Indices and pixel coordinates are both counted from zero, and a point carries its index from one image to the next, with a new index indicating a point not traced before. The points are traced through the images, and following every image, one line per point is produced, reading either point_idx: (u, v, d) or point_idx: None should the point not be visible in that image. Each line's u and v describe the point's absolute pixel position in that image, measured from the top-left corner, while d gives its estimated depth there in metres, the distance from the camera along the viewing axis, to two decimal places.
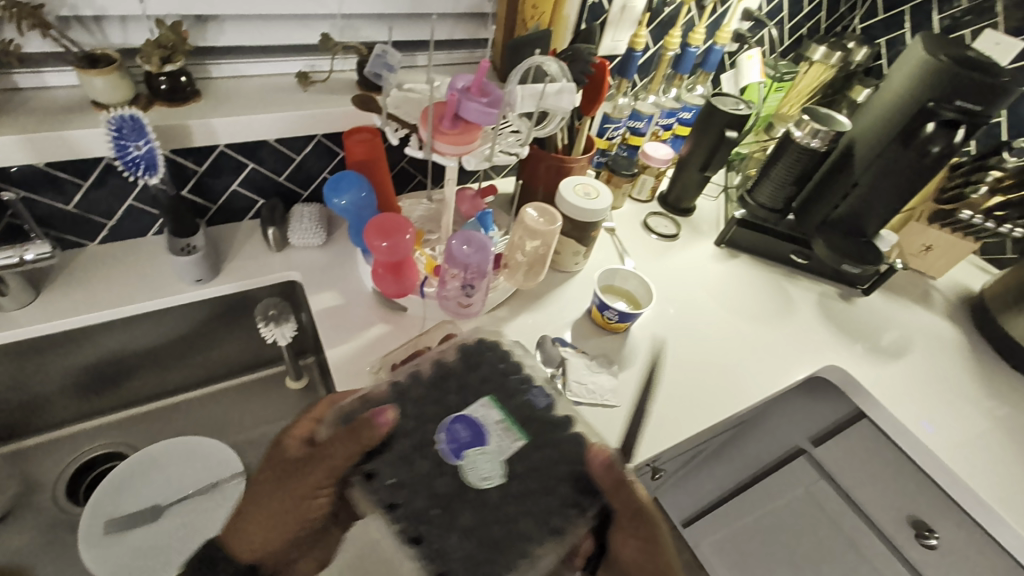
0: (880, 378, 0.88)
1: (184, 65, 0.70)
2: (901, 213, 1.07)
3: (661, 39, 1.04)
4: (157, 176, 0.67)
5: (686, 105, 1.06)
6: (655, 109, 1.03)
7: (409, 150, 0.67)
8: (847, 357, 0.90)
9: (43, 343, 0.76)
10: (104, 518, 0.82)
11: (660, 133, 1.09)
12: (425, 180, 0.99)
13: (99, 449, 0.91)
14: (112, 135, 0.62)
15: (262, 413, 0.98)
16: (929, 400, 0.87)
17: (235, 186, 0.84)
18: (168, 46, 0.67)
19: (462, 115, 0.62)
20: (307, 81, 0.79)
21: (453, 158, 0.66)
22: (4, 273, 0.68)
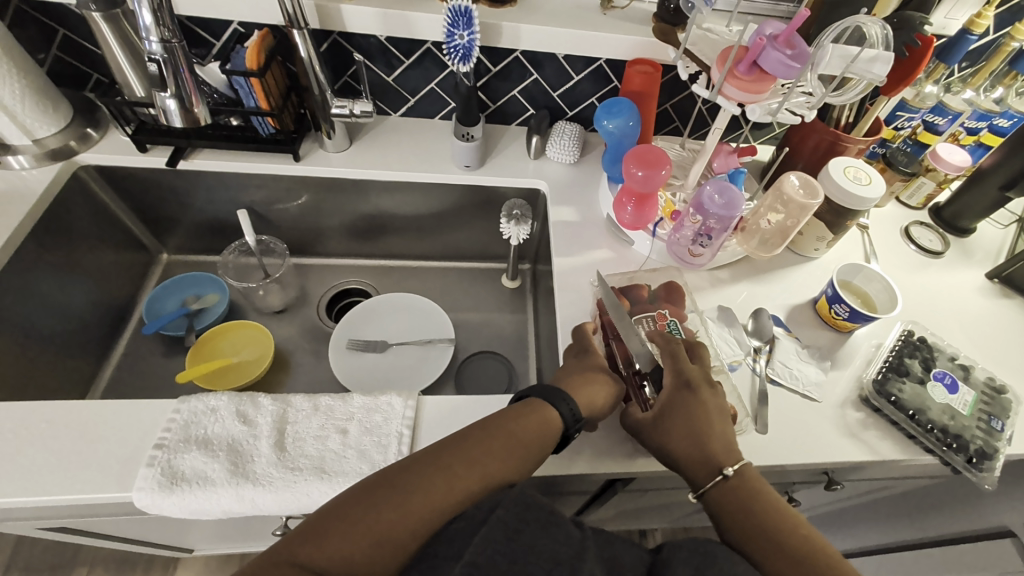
0: (868, 344, 0.86)
1: (218, 123, 0.86)
2: (926, 158, 0.99)
3: (1007, 26, 0.93)
4: (247, 213, 0.92)
5: (1010, 110, 0.95)
6: (967, 106, 0.95)
7: (362, 104, 0.84)
8: (863, 332, 0.87)
9: (221, 225, 1.00)
10: (346, 336, 1.00)
11: (960, 136, 1.00)
12: (402, 92, 0.94)
13: (351, 282, 1.10)
14: (229, 165, 0.89)
15: (468, 299, 1.11)
16: (1014, 377, 0.85)
17: (432, 84, 0.92)
18: (191, 29, 0.80)
19: (241, 54, 0.76)
20: (299, 157, 0.89)
21: (737, 105, 0.70)
22: (336, 119, 0.86)
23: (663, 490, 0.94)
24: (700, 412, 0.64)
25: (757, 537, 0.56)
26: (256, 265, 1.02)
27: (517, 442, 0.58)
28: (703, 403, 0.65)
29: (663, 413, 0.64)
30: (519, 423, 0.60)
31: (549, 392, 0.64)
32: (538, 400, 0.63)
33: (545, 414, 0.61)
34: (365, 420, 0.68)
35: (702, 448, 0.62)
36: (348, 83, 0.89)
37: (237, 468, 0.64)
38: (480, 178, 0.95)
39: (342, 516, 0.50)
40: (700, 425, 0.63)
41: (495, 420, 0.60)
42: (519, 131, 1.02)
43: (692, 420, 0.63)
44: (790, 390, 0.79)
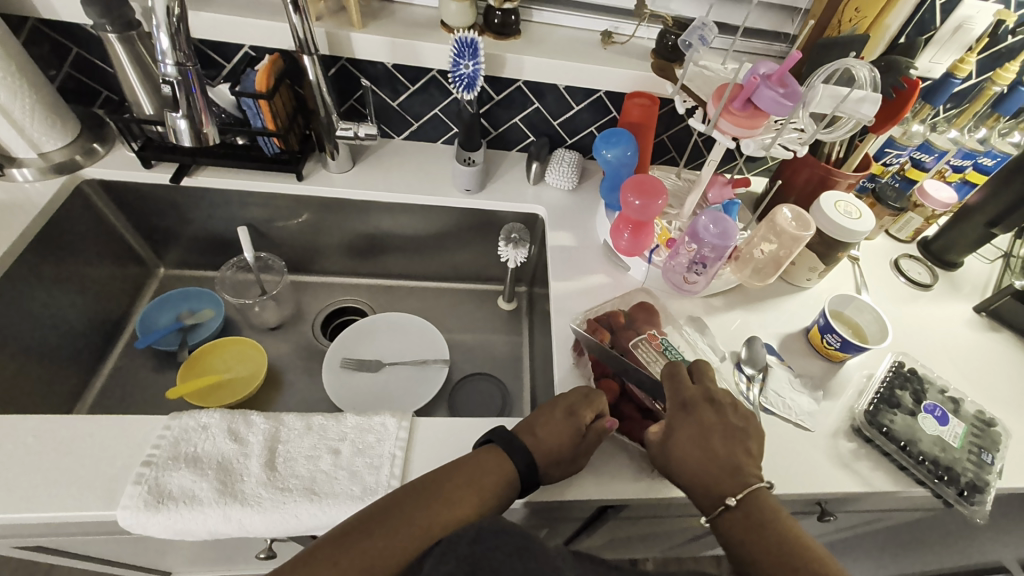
0: (859, 375, 0.87)
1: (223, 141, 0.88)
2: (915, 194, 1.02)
3: (989, 71, 0.97)
4: (247, 230, 0.93)
5: (993, 150, 0.99)
6: (953, 145, 0.98)
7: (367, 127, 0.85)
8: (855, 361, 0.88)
9: (220, 241, 1.00)
10: (340, 354, 1.00)
11: (947, 173, 1.04)
12: (406, 117, 0.96)
13: (348, 300, 1.10)
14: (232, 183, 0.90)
15: (464, 320, 1.11)
16: (1004, 410, 0.86)
17: (436, 110, 0.94)
18: (203, 51, 0.82)
19: (251, 76, 0.78)
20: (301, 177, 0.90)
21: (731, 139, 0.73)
22: (341, 140, 0.87)
23: (655, 518, 0.93)
24: (708, 429, 0.64)
25: (767, 564, 0.55)
26: (253, 281, 1.02)
27: (478, 488, 0.57)
28: (714, 427, 0.64)
29: (671, 434, 0.65)
30: (484, 468, 0.59)
31: (508, 437, 0.63)
32: (498, 447, 0.62)
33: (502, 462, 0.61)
34: (359, 441, 0.68)
35: (710, 472, 0.61)
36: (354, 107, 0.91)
37: (225, 488, 0.63)
38: (480, 201, 0.97)
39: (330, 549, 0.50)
40: (708, 445, 0.63)
41: (460, 465, 0.59)
42: (519, 157, 1.04)
43: (699, 436, 0.63)
44: (782, 418, 0.80)
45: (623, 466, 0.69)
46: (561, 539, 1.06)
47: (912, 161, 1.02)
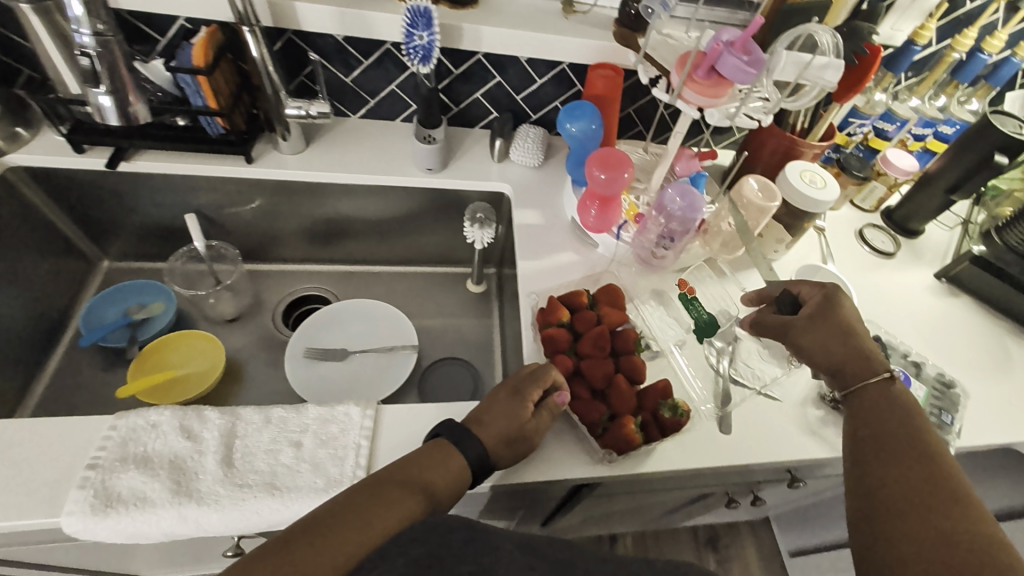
0: None
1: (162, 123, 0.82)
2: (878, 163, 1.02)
3: (948, 38, 0.97)
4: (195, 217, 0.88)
5: (953, 118, 1.00)
6: (914, 114, 0.99)
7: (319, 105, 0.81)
8: None
9: (169, 230, 0.95)
10: (304, 344, 0.97)
11: (909, 142, 1.03)
12: (361, 93, 0.91)
13: (311, 288, 1.06)
14: (174, 168, 0.84)
15: (432, 305, 1.08)
16: (962, 373, 0.88)
17: (392, 86, 0.90)
18: (133, 24, 0.76)
19: (185, 50, 0.73)
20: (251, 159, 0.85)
21: (695, 108, 0.70)
22: (291, 119, 0.83)
23: (630, 493, 0.93)
24: (854, 328, 0.64)
25: (900, 433, 0.55)
26: (206, 271, 0.97)
27: (427, 482, 0.54)
28: (842, 329, 0.64)
29: (821, 318, 0.65)
30: (423, 464, 0.55)
31: (457, 432, 0.59)
32: (445, 441, 0.59)
33: (448, 458, 0.57)
34: (320, 432, 0.65)
35: (866, 357, 0.62)
36: (303, 83, 0.86)
37: (179, 487, 0.60)
38: (443, 181, 0.93)
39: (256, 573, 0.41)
40: (852, 329, 0.64)
41: (391, 474, 0.53)
42: (482, 134, 1.01)
43: (841, 327, 0.64)
44: (749, 387, 0.78)
45: (587, 449, 0.67)
46: (538, 519, 1.06)
47: (875, 130, 1.03)
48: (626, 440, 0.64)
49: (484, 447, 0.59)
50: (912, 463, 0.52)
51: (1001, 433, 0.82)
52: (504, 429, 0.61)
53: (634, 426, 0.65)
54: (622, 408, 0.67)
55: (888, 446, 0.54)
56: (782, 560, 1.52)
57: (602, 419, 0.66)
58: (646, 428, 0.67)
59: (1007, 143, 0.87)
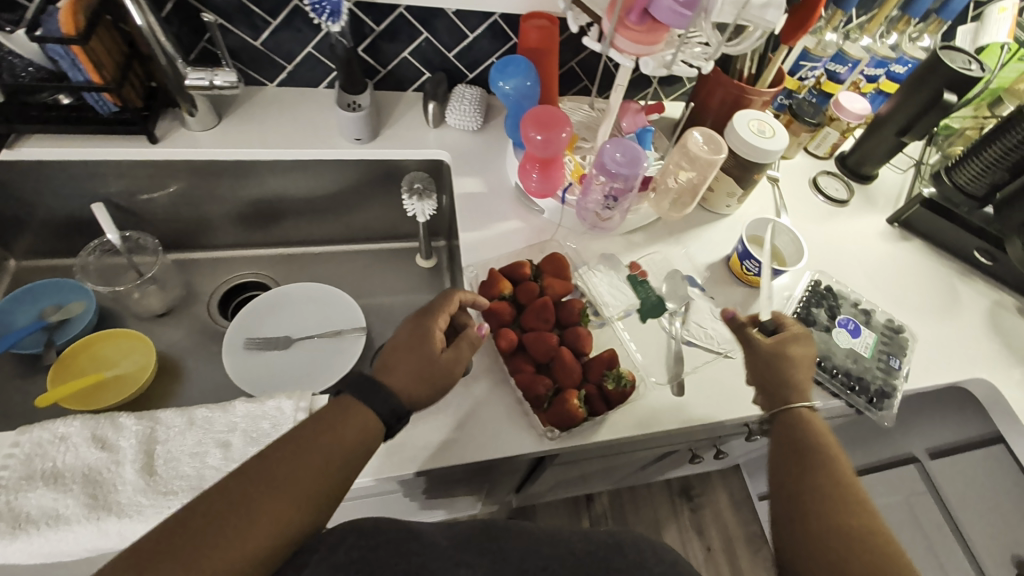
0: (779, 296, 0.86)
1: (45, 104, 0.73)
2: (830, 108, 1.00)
3: None
4: (102, 206, 0.80)
5: (904, 56, 0.97)
6: (865, 54, 0.95)
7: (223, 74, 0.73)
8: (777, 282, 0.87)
9: (78, 223, 0.87)
10: (243, 334, 0.91)
11: (861, 84, 1.02)
12: (273, 59, 0.83)
13: (247, 274, 1.00)
14: (67, 154, 0.76)
15: (381, 283, 1.03)
16: (912, 316, 0.88)
17: (308, 49, 0.82)
18: None
19: (51, 15, 0.64)
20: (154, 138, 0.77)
21: (631, 58, 0.65)
22: (194, 91, 0.75)
23: (593, 460, 0.92)
24: (791, 357, 0.66)
25: (815, 458, 0.57)
26: (127, 264, 0.90)
27: (329, 450, 0.49)
28: (788, 349, 0.66)
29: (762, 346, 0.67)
30: (332, 424, 0.51)
31: (364, 384, 0.54)
32: (348, 397, 0.53)
33: (350, 414, 0.52)
34: (248, 430, 0.61)
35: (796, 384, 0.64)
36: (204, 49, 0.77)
37: (96, 501, 0.55)
38: (376, 151, 0.87)
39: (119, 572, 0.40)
40: (791, 357, 0.66)
41: (294, 442, 0.49)
42: (416, 98, 0.94)
43: (779, 356, 0.66)
44: (706, 349, 0.76)
45: (534, 425, 0.65)
46: (505, 491, 1.05)
47: (827, 73, 0.99)
48: (572, 414, 0.63)
49: (394, 394, 0.54)
50: (822, 489, 0.54)
51: (949, 373, 0.83)
52: (413, 367, 0.56)
53: (578, 400, 0.63)
54: (568, 382, 0.65)
55: (801, 469, 0.56)
56: (752, 505, 1.57)
57: (546, 393, 0.64)
58: (591, 401, 0.65)
59: (955, 80, 0.84)
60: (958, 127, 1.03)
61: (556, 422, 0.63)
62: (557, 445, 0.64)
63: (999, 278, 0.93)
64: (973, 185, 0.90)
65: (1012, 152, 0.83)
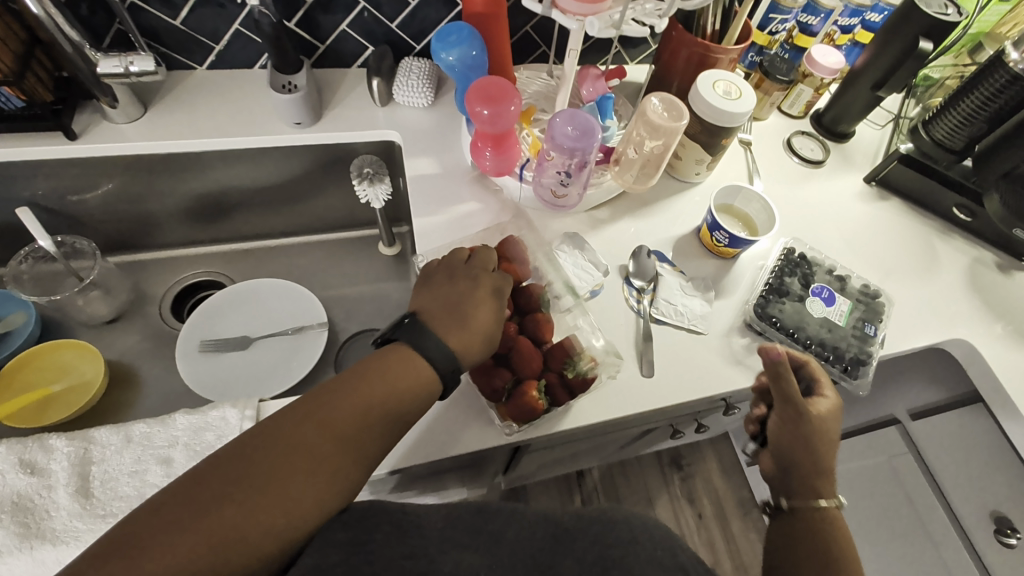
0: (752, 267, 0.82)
1: None
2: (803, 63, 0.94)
3: None
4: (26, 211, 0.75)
5: (880, 4, 0.91)
6: (838, 2, 0.90)
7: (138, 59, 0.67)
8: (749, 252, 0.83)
9: (7, 230, 0.81)
10: (198, 336, 0.87)
11: (836, 36, 0.96)
12: (198, 39, 0.76)
13: (199, 273, 0.95)
14: None
15: (342, 273, 0.99)
16: (889, 280, 0.85)
17: (235, 26, 0.75)
18: None
19: None
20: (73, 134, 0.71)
21: (576, 19, 0.60)
22: (109, 81, 0.69)
23: (571, 444, 0.90)
24: (825, 438, 0.63)
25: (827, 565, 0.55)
26: (66, 271, 0.85)
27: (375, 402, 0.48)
28: (821, 429, 0.63)
29: (805, 420, 0.63)
30: (384, 369, 0.49)
31: (415, 334, 0.53)
32: (404, 345, 0.52)
33: (409, 364, 0.50)
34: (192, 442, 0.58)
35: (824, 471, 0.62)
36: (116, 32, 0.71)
37: (29, 530, 0.53)
38: (320, 135, 0.81)
39: (160, 528, 0.38)
40: (827, 437, 0.63)
41: (341, 384, 0.48)
42: (362, 74, 0.87)
43: (819, 435, 0.63)
44: (675, 326, 0.73)
45: (494, 419, 0.62)
46: (486, 478, 1.03)
47: (799, 26, 0.94)
48: (531, 406, 0.59)
49: (448, 344, 0.53)
50: None
51: (928, 336, 0.80)
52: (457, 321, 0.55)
53: (537, 392, 0.60)
54: (527, 371, 0.62)
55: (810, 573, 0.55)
56: (741, 470, 1.57)
57: (505, 385, 0.61)
58: (552, 391, 0.62)
59: (931, 27, 0.79)
60: (939, 77, 0.97)
61: (515, 415, 0.60)
62: (518, 438, 0.62)
63: (980, 235, 0.90)
64: (951, 141, 0.85)
65: (993, 100, 0.79)
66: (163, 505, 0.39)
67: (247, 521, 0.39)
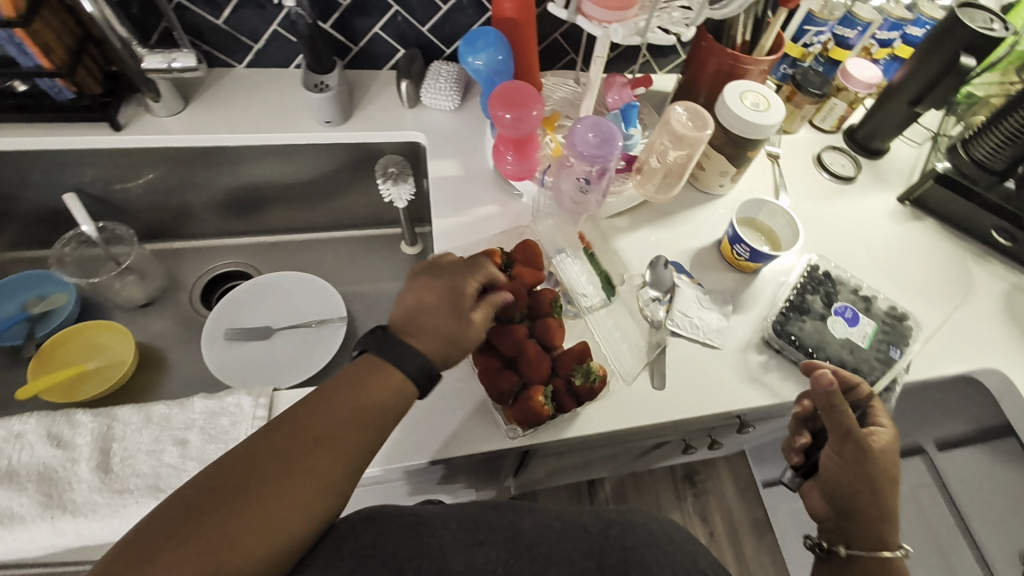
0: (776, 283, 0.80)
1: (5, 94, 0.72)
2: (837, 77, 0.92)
3: None
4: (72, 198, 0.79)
5: (921, 17, 0.88)
6: (877, 15, 0.87)
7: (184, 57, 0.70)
8: (773, 268, 0.81)
9: (52, 213, 0.86)
10: (223, 324, 0.90)
11: (873, 50, 0.93)
12: (238, 38, 0.80)
13: (228, 264, 0.98)
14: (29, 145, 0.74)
15: (364, 270, 1.01)
16: (920, 303, 0.82)
17: (275, 27, 0.79)
18: None
19: None
20: (118, 126, 0.75)
21: (601, 26, 0.60)
22: (155, 76, 0.72)
23: (580, 452, 0.90)
24: (888, 480, 0.61)
25: None
26: (105, 255, 0.89)
27: (355, 406, 0.49)
28: (883, 469, 0.61)
29: (869, 463, 0.60)
30: (364, 377, 0.51)
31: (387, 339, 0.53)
32: (377, 356, 0.52)
33: (379, 371, 0.51)
34: (209, 424, 0.60)
35: (883, 512, 0.61)
36: (160, 30, 0.74)
37: (51, 501, 0.56)
38: (348, 134, 0.83)
39: (156, 544, 0.39)
40: (890, 477, 0.61)
41: (322, 395, 0.49)
42: (391, 76, 0.90)
43: (882, 475, 0.60)
44: (687, 337, 0.72)
45: (500, 421, 0.62)
46: (494, 481, 1.04)
47: (835, 38, 0.91)
48: (536, 411, 0.59)
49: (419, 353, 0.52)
50: None
51: (958, 363, 0.77)
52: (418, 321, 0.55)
53: (544, 397, 0.59)
54: (534, 377, 0.61)
55: None
56: (757, 492, 1.53)
57: (512, 389, 0.60)
58: (559, 398, 0.61)
59: (974, 42, 0.77)
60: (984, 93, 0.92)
61: (519, 420, 0.60)
62: (523, 443, 0.61)
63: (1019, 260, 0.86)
64: (991, 160, 0.82)
65: None
66: (150, 523, 0.40)
67: (236, 533, 0.41)
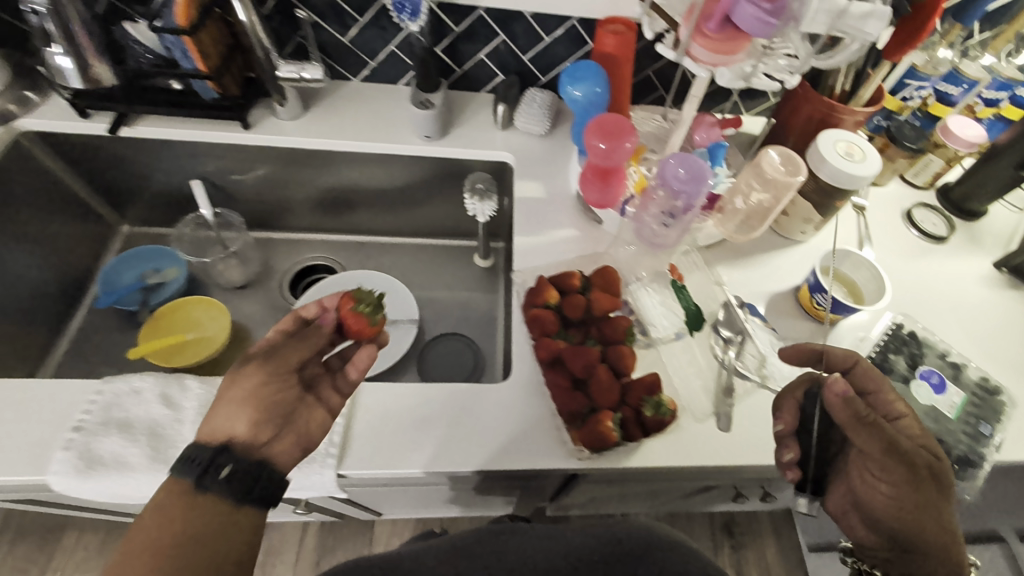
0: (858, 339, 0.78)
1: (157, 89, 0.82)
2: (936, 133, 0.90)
3: None
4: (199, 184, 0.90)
5: None
6: (985, 74, 0.85)
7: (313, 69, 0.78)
8: (855, 323, 0.79)
9: (175, 196, 0.96)
10: (307, 313, 0.97)
11: (977, 109, 0.91)
12: (357, 55, 0.88)
13: (314, 257, 1.05)
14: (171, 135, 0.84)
15: (436, 277, 1.06)
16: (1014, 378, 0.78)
17: (390, 46, 0.86)
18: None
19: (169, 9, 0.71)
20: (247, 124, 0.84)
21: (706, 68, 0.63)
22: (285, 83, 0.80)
23: (629, 484, 0.89)
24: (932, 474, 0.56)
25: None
26: (215, 238, 0.99)
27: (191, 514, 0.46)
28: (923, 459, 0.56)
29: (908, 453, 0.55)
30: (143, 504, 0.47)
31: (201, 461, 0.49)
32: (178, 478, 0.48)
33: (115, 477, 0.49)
34: (293, 404, 0.64)
35: (928, 511, 0.55)
36: (294, 42, 0.83)
37: (156, 455, 0.62)
38: (443, 149, 0.89)
39: None
40: (938, 473, 0.56)
41: (152, 527, 0.45)
42: (487, 99, 0.95)
43: (928, 466, 0.56)
44: (755, 382, 0.70)
45: (565, 440, 0.62)
46: (536, 500, 1.04)
47: (936, 93, 0.89)
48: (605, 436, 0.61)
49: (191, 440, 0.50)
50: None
51: None
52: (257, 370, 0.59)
53: (611, 424, 0.61)
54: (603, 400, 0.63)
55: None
56: (801, 555, 1.46)
57: (581, 410, 0.63)
58: (627, 427, 0.62)
59: None
60: None
61: (586, 441, 0.61)
62: (586, 467, 0.61)
63: None
64: None
65: None
66: None
67: None
